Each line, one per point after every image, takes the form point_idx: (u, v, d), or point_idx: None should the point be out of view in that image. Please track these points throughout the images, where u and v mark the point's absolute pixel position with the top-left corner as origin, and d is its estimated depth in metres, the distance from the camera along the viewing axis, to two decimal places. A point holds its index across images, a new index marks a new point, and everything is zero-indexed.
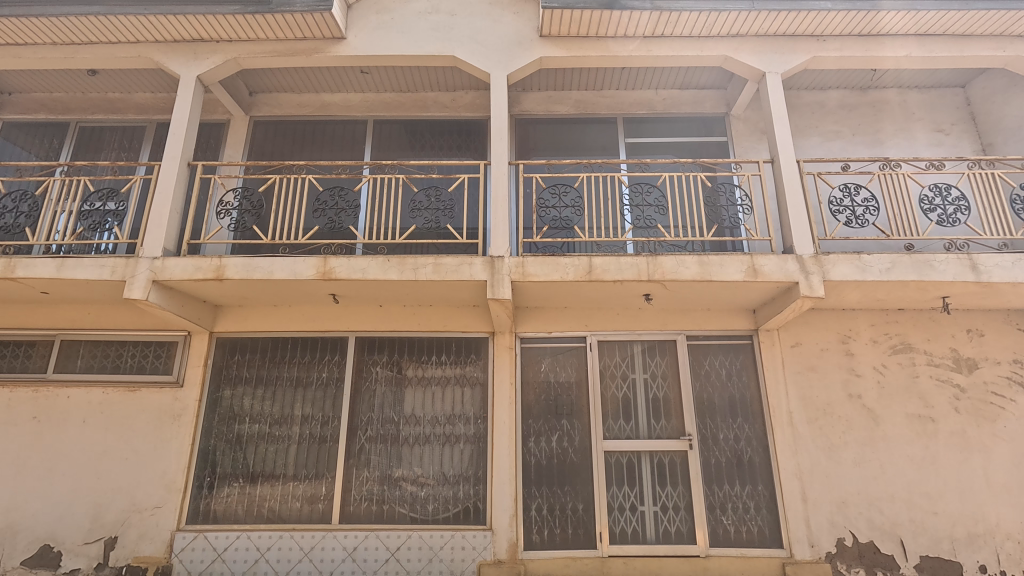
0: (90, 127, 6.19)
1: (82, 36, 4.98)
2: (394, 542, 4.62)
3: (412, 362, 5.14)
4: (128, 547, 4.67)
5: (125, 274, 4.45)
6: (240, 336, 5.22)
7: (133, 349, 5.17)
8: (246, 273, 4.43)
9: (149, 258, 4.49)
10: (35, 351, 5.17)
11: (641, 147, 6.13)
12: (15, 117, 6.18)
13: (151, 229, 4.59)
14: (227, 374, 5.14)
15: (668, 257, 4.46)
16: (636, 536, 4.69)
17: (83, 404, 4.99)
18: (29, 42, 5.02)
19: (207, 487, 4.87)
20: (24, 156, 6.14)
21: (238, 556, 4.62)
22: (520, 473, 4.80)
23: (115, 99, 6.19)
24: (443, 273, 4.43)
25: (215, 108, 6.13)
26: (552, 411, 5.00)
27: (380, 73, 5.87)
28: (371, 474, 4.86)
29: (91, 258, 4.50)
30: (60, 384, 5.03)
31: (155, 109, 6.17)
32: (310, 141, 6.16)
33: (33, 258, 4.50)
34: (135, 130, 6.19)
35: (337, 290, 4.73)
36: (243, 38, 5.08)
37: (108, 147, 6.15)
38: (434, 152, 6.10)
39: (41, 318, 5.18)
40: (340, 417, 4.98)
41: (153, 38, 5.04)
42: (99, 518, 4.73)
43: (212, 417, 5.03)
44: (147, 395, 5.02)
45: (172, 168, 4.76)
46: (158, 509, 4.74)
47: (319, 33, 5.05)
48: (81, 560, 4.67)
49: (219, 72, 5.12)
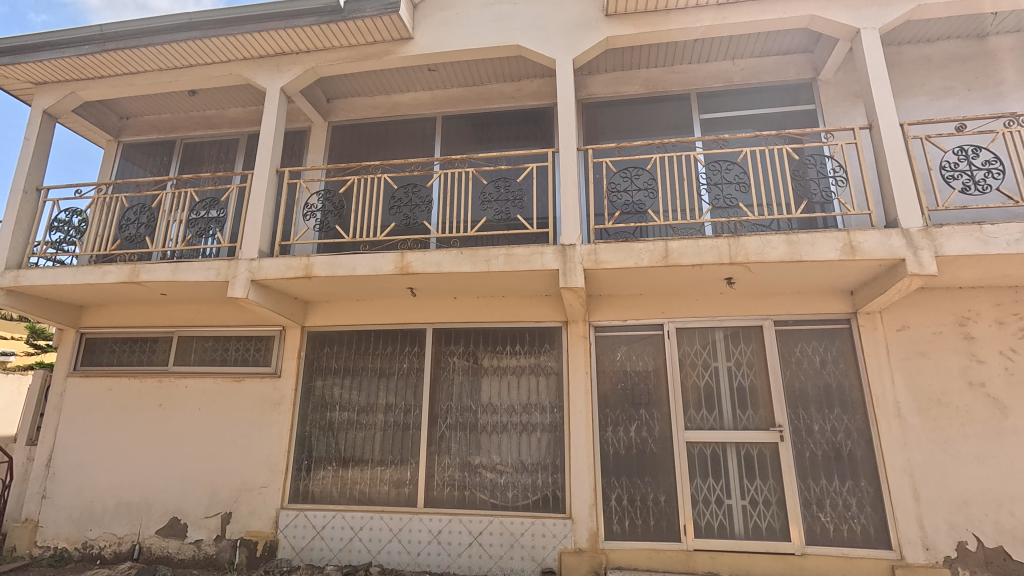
0: (192, 143, 6.82)
1: (182, 60, 5.47)
2: (477, 527, 4.76)
3: (487, 352, 5.23)
4: (241, 522, 5.16)
5: (228, 274, 4.87)
6: (328, 330, 5.56)
7: (237, 343, 5.70)
8: (331, 271, 4.70)
9: (247, 260, 4.88)
10: (157, 346, 5.83)
11: (717, 122, 5.80)
12: (132, 139, 6.95)
13: (248, 234, 4.98)
14: (318, 366, 5.51)
15: (751, 237, 4.19)
16: (722, 531, 4.50)
17: (198, 393, 5.56)
18: (142, 70, 5.60)
19: (305, 469, 5.26)
20: (140, 173, 6.90)
21: (335, 534, 4.96)
22: (598, 462, 4.76)
23: (211, 116, 6.77)
24: (514, 263, 4.45)
25: (297, 117, 6.55)
26: (629, 401, 4.89)
27: (446, 69, 5.96)
28: (451, 461, 5.02)
29: (199, 261, 4.98)
30: (179, 375, 5.63)
31: (246, 123, 6.69)
32: (384, 141, 6.40)
33: (153, 264, 5.05)
34: (230, 144, 6.75)
35: (414, 284, 4.91)
36: (319, 48, 5.35)
37: (208, 161, 6.75)
38: (502, 144, 6.14)
39: (162, 317, 5.83)
40: (421, 405, 5.18)
41: (241, 56, 5.45)
42: (216, 495, 5.26)
43: (307, 406, 5.41)
44: (250, 385, 5.49)
45: (263, 176, 5.13)
46: (264, 489, 5.19)
47: (388, 35, 5.21)
48: (203, 531, 5.20)
49: (300, 81, 5.43)
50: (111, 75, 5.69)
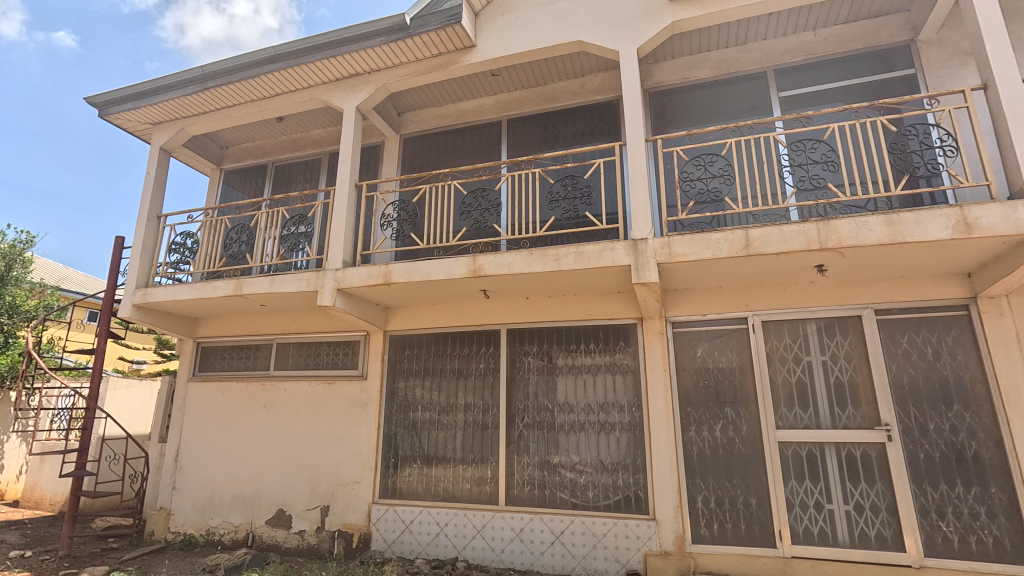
0: (281, 165, 7.42)
1: (270, 89, 5.97)
2: (558, 526, 4.77)
3: (562, 351, 5.22)
4: (338, 514, 5.52)
5: (317, 284, 5.25)
6: (408, 333, 5.82)
7: (327, 348, 6.12)
8: (409, 277, 4.92)
9: (333, 270, 5.22)
10: (260, 353, 6.40)
11: (800, 99, 5.40)
12: (232, 166, 7.68)
13: (333, 245, 5.34)
14: (400, 367, 5.78)
15: (843, 219, 3.86)
16: (823, 538, 4.18)
17: (296, 394, 6.03)
18: (237, 102, 6.18)
19: (392, 467, 5.54)
20: (240, 196, 7.61)
21: (423, 529, 5.17)
22: (681, 462, 4.60)
23: (297, 139, 7.32)
24: (585, 261, 4.41)
25: (372, 132, 6.92)
26: (712, 399, 4.68)
27: (510, 72, 6.03)
28: (530, 460, 5.07)
29: (292, 273, 5.40)
30: (279, 379, 6.14)
31: (327, 142, 7.17)
32: (453, 149, 6.59)
33: (253, 277, 5.55)
34: (314, 163, 7.26)
35: (487, 286, 5.01)
36: (389, 65, 5.62)
37: (296, 180, 7.31)
38: (568, 142, 6.10)
39: (263, 325, 6.40)
40: (498, 404, 5.28)
41: (321, 81, 5.85)
42: (315, 489, 5.67)
43: (392, 406, 5.70)
44: (340, 387, 5.88)
45: (344, 191, 5.48)
46: (357, 484, 5.53)
47: (453, 46, 5.36)
48: (305, 523, 5.63)
49: (373, 99, 5.74)
50: (212, 109, 6.33)
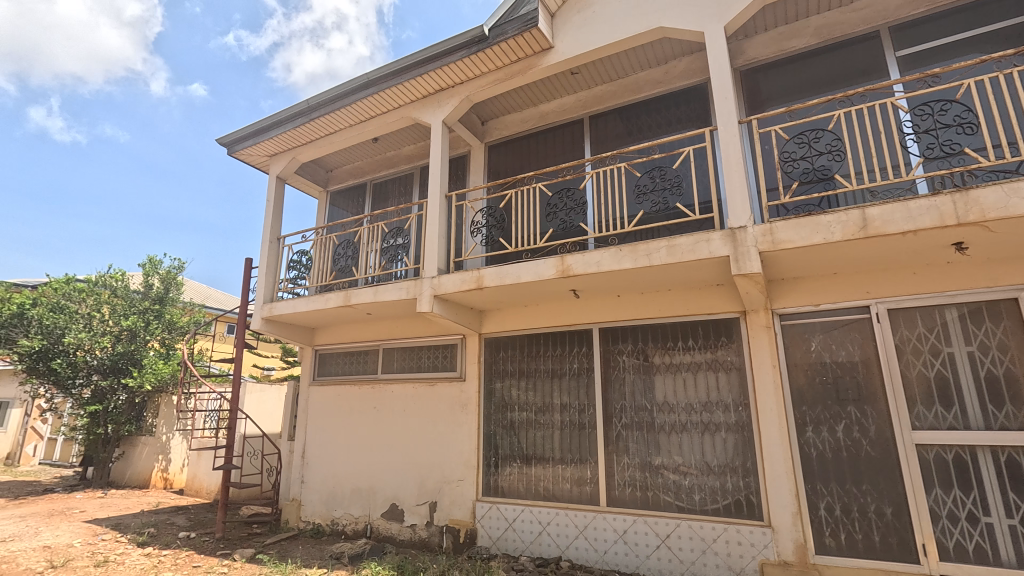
0: (379, 183, 7.96)
1: (366, 113, 6.44)
2: (664, 530, 4.61)
3: (658, 349, 5.06)
4: (445, 510, 5.80)
5: (416, 292, 5.56)
6: (502, 335, 5.97)
7: (428, 352, 6.47)
8: (500, 280, 5.05)
9: (429, 277, 5.51)
10: (369, 358, 6.92)
11: (923, 56, 4.76)
12: (336, 187, 8.40)
13: (428, 254, 5.63)
14: (496, 369, 5.94)
15: (986, 188, 3.35)
16: (980, 556, 3.64)
17: (402, 396, 6.44)
18: (338, 128, 6.75)
19: (494, 465, 5.70)
20: (344, 214, 8.28)
21: (526, 527, 5.27)
22: (799, 466, 4.24)
23: (391, 157, 7.82)
24: (678, 254, 4.25)
25: (458, 144, 7.20)
26: (832, 397, 4.26)
27: (589, 69, 5.97)
28: (631, 461, 4.96)
29: (393, 283, 5.78)
30: (387, 382, 6.60)
31: (418, 157, 7.58)
32: (536, 151, 6.66)
33: (359, 288, 6.01)
34: (407, 178, 7.71)
35: (577, 285, 5.00)
36: (471, 77, 5.81)
37: (392, 196, 7.80)
38: (653, 133, 5.91)
39: (370, 332, 6.91)
40: (595, 404, 5.23)
41: (410, 100, 6.20)
42: (424, 486, 6.01)
43: (490, 406, 5.87)
44: (441, 388, 6.17)
45: (435, 201, 5.75)
46: (461, 482, 5.77)
47: (531, 50, 5.43)
48: (416, 517, 5.97)
49: (457, 111, 5.98)
50: (318, 137, 6.97)
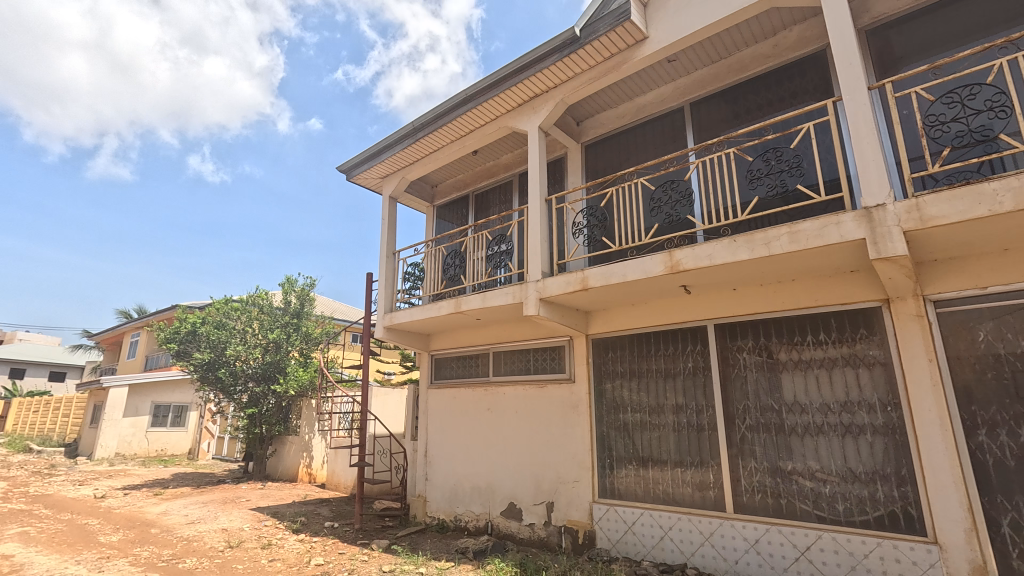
0: (480, 193, 8.27)
1: (465, 128, 6.75)
2: (803, 541, 4.24)
3: (784, 345, 4.68)
4: (562, 510, 5.85)
5: (522, 296, 5.70)
6: (610, 336, 5.90)
7: (536, 354, 6.58)
8: (606, 280, 5.00)
9: (534, 281, 5.61)
10: (480, 361, 7.22)
11: None
12: (441, 201, 8.87)
13: (532, 259, 5.74)
14: (606, 370, 5.88)
15: None
16: None
17: (514, 398, 6.62)
18: (441, 145, 7.14)
19: (609, 467, 5.64)
20: (450, 226, 8.71)
21: (646, 531, 5.14)
22: (971, 476, 3.66)
23: (490, 167, 8.08)
24: (803, 241, 3.90)
25: (555, 147, 7.25)
26: (1011, 395, 3.64)
27: (688, 54, 5.71)
28: (759, 465, 4.63)
29: (500, 288, 5.97)
30: (499, 384, 6.82)
31: (516, 164, 7.76)
32: (635, 146, 6.50)
33: (469, 295, 6.30)
34: (507, 186, 7.93)
35: (688, 281, 4.80)
36: (565, 80, 5.84)
37: (493, 205, 8.07)
38: (764, 112, 5.49)
39: (480, 337, 7.21)
40: (714, 405, 4.96)
41: (506, 110, 6.39)
42: (540, 486, 6.11)
43: (601, 407, 5.82)
44: (551, 390, 6.24)
45: (536, 206, 5.85)
46: (577, 483, 5.78)
47: (624, 43, 5.32)
48: (534, 516, 6.08)
49: (553, 115, 6.03)
50: (423, 156, 7.43)
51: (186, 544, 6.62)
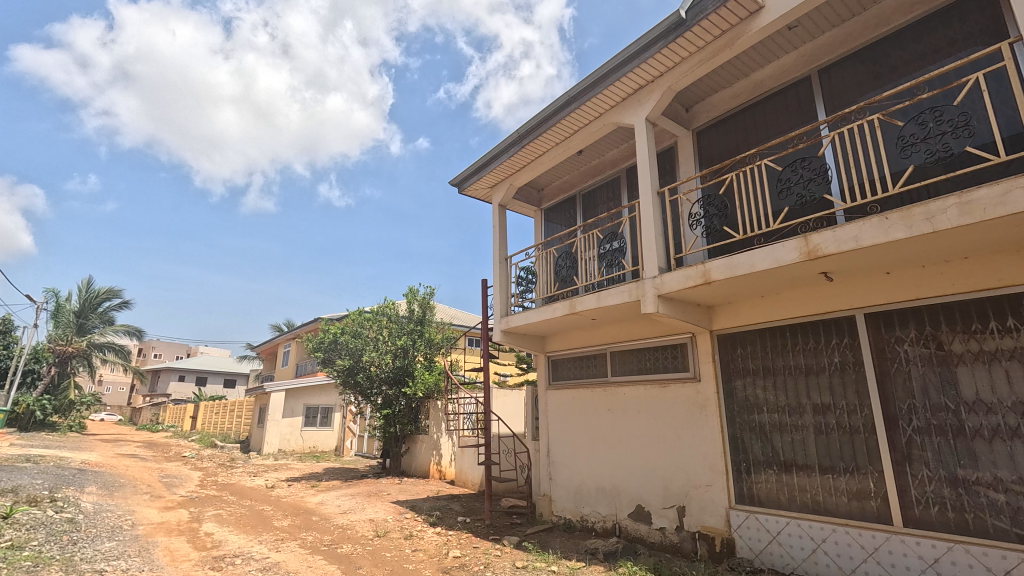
0: (587, 192, 8.23)
1: (569, 129, 6.76)
2: (998, 564, 3.62)
3: (957, 335, 4.05)
4: (695, 516, 5.57)
5: (638, 293, 5.56)
6: (738, 331, 5.53)
7: (656, 353, 6.39)
8: (730, 272, 4.70)
9: (650, 277, 5.44)
10: (598, 361, 7.17)
11: None
12: (548, 204, 8.98)
13: (647, 255, 5.57)
14: (735, 367, 5.52)
15: None
16: None
17: (636, 398, 6.46)
18: (547, 148, 7.23)
19: (745, 471, 5.27)
20: (558, 228, 8.77)
21: (794, 542, 4.72)
22: None
23: (596, 165, 7.99)
24: (977, 212, 3.34)
25: (663, 137, 6.97)
26: None
27: (812, 17, 5.17)
28: (933, 474, 4.04)
29: (615, 287, 5.88)
30: (618, 384, 6.72)
31: (623, 160, 7.60)
32: (754, 126, 6.03)
33: (583, 295, 6.28)
34: (615, 183, 7.79)
35: (828, 267, 4.34)
36: (672, 66, 5.61)
37: (601, 203, 7.96)
38: (913, 68, 4.80)
39: (596, 337, 7.16)
40: (870, 404, 4.43)
41: (610, 106, 6.29)
42: (669, 489, 5.89)
43: (732, 407, 5.47)
44: (675, 389, 5.99)
45: (648, 199, 5.68)
46: (710, 487, 5.48)
47: (737, 18, 4.98)
48: (665, 520, 5.86)
49: (661, 104, 5.82)
50: (529, 161, 7.58)
51: (342, 531, 7.41)
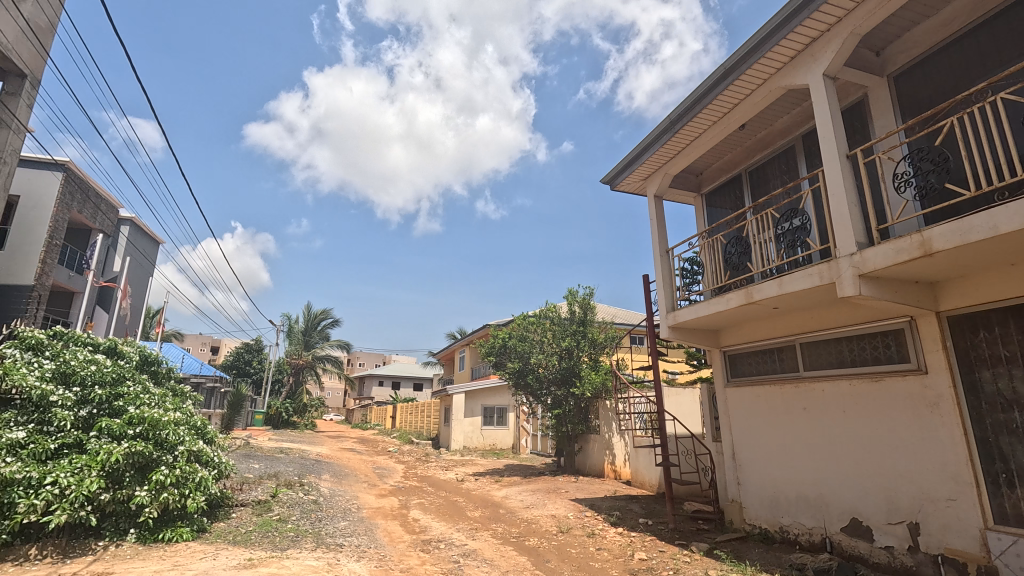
0: (755, 169, 7.47)
1: (728, 103, 6.23)
2: None
3: None
4: (936, 536, 4.61)
5: (832, 275, 4.85)
6: (978, 311, 4.49)
7: (862, 343, 5.51)
8: (961, 239, 3.84)
9: (847, 256, 4.71)
10: (785, 355, 6.44)
11: None
12: (709, 188, 8.37)
13: (839, 230, 4.85)
14: (978, 356, 4.49)
15: None
16: None
17: (839, 395, 5.64)
18: (703, 129, 6.76)
19: (1006, 485, 4.22)
20: (723, 212, 8.09)
21: None
22: None
23: (762, 138, 7.20)
24: None
25: (848, 91, 5.99)
26: None
27: None
28: None
29: (800, 270, 5.21)
30: (814, 379, 5.94)
31: (796, 126, 6.74)
32: (979, 54, 4.85)
33: (761, 283, 5.70)
34: (788, 153, 6.93)
35: None
36: (852, 8, 4.82)
37: (773, 178, 7.14)
38: None
39: (781, 328, 6.44)
40: None
41: (776, 69, 5.64)
42: (894, 502, 4.99)
43: (979, 404, 4.44)
44: (893, 384, 5.08)
45: (836, 166, 4.93)
46: (953, 502, 4.50)
47: None
48: (893, 539, 4.97)
49: (842, 55, 5.02)
50: (684, 146, 7.16)
51: (527, 525, 7.81)
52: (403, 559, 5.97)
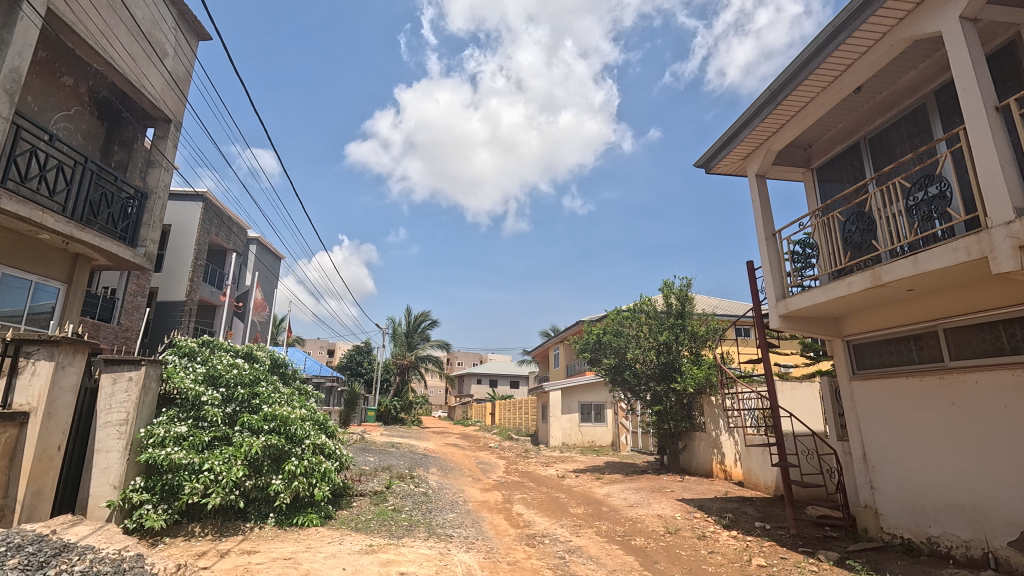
0: (876, 135, 6.66)
1: (840, 65, 5.60)
2: None
3: None
4: None
5: (984, 249, 4.18)
6: None
7: None
8: None
9: (1003, 225, 4.04)
10: (924, 343, 5.68)
11: None
12: (819, 162, 7.61)
13: (990, 196, 4.17)
14: None
15: None
16: None
17: (997, 387, 4.85)
18: (810, 98, 6.15)
19: None
20: (838, 187, 7.31)
21: None
22: None
23: (883, 99, 6.38)
24: None
25: (994, 32, 5.12)
26: None
27: None
28: None
29: (940, 246, 4.54)
30: (963, 370, 5.17)
31: (927, 81, 5.89)
32: None
33: (890, 262, 5.05)
34: (918, 113, 6.08)
35: None
36: None
37: (901, 143, 6.31)
38: None
39: (917, 312, 5.68)
40: None
41: (897, 20, 4.97)
42: None
43: None
44: None
45: (983, 122, 4.23)
46: None
47: None
48: None
49: None
50: (789, 118, 6.56)
51: (632, 524, 7.63)
52: (509, 552, 6.10)
